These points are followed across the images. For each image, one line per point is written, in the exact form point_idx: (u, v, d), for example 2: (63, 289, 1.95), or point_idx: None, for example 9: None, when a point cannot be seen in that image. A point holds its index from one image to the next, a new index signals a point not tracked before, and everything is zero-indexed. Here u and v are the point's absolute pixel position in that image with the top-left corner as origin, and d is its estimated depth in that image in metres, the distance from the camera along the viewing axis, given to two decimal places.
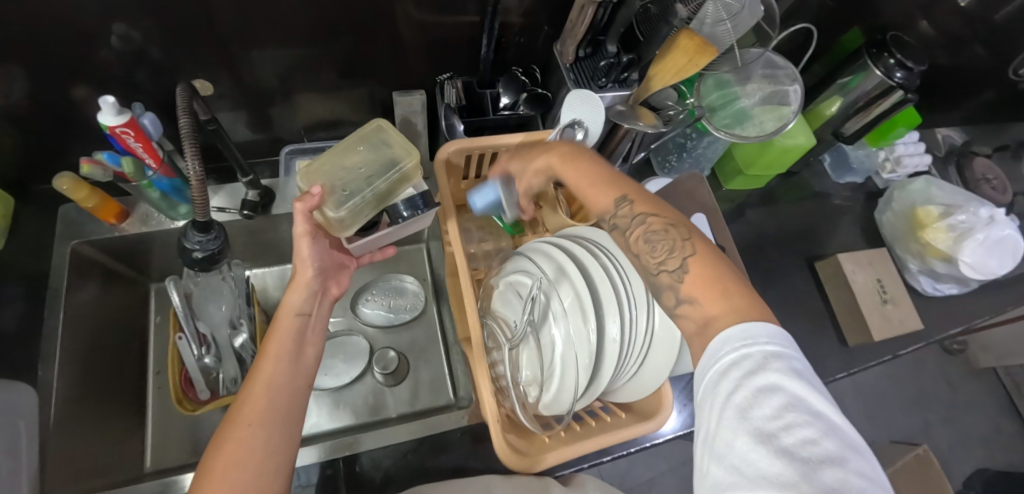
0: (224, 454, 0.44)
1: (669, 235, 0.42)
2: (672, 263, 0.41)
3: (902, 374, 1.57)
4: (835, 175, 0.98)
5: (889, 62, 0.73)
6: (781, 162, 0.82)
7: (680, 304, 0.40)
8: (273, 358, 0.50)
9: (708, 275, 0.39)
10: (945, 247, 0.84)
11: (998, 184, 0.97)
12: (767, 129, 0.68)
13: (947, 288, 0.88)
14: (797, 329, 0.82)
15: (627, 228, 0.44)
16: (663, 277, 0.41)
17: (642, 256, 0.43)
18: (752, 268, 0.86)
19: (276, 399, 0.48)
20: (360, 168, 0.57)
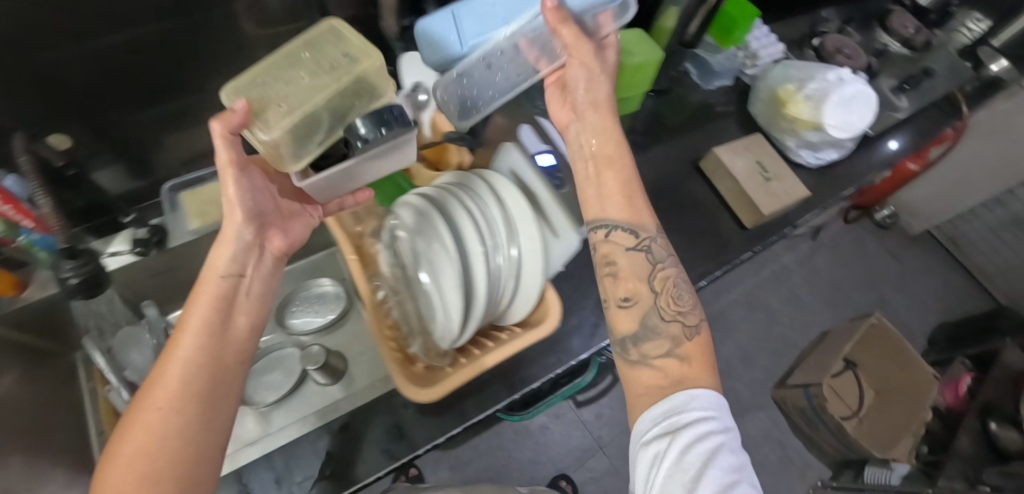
0: (137, 435, 0.41)
1: (692, 303, 0.53)
2: (688, 318, 0.51)
3: (849, 258, 1.67)
4: (704, 83, 1.04)
5: None
6: (639, 79, 0.87)
7: (664, 356, 0.49)
8: (194, 334, 0.46)
9: (702, 349, 0.50)
10: (811, 116, 0.89)
11: (850, 53, 1.04)
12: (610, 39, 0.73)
13: (829, 154, 0.94)
14: (698, 226, 0.87)
15: (656, 264, 0.53)
16: (673, 326, 0.51)
17: (659, 299, 0.52)
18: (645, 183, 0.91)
19: (196, 378, 0.44)
20: (302, 76, 0.51)
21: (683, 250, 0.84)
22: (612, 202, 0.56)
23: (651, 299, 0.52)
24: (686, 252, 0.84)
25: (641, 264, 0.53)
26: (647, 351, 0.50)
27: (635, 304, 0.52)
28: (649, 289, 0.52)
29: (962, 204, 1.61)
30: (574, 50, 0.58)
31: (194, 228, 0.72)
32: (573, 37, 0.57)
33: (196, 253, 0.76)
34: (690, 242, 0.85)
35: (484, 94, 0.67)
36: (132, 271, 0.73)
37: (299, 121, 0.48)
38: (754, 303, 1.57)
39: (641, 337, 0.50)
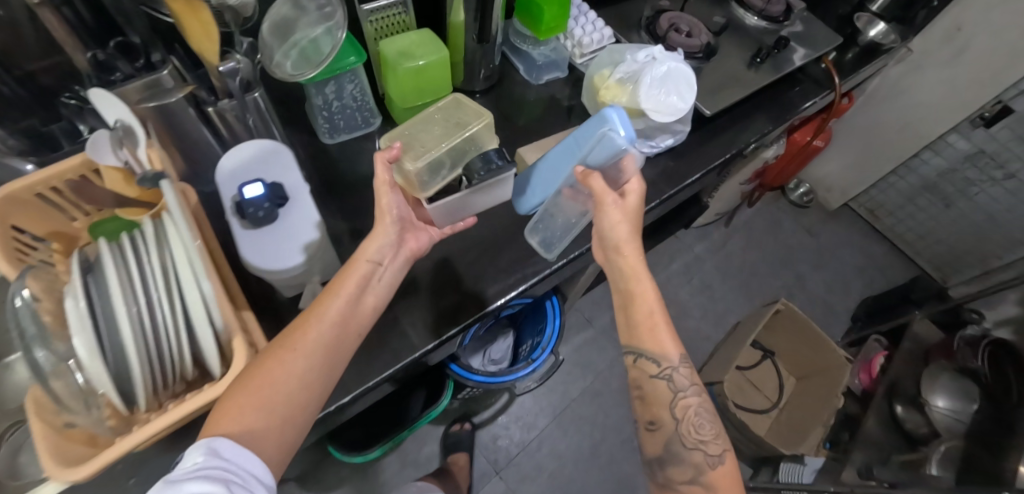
0: (281, 371, 0.49)
1: (712, 427, 0.64)
2: (711, 448, 0.63)
3: (767, 239, 1.66)
4: (532, 79, 0.95)
5: None
6: (432, 83, 0.79)
7: (691, 479, 0.62)
8: (343, 299, 0.54)
9: (731, 471, 0.62)
10: (627, 102, 0.80)
11: (689, 30, 0.96)
12: (337, 36, 0.62)
13: (662, 141, 0.85)
14: (511, 234, 0.79)
15: (676, 384, 0.64)
16: (696, 453, 0.63)
17: (680, 424, 0.64)
18: None
19: (332, 341, 0.53)
20: (436, 128, 0.70)
21: (484, 263, 0.76)
22: (656, 342, 0.65)
23: (672, 424, 0.65)
24: (488, 266, 0.76)
25: (664, 389, 0.65)
26: (676, 478, 0.63)
27: (658, 427, 0.65)
28: (671, 417, 0.65)
29: (877, 174, 1.63)
30: (602, 197, 0.65)
31: None
32: (600, 187, 0.65)
33: None
34: (493, 253, 0.77)
35: (562, 235, 0.79)
36: None
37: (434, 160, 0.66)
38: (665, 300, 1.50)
39: (673, 453, 0.64)
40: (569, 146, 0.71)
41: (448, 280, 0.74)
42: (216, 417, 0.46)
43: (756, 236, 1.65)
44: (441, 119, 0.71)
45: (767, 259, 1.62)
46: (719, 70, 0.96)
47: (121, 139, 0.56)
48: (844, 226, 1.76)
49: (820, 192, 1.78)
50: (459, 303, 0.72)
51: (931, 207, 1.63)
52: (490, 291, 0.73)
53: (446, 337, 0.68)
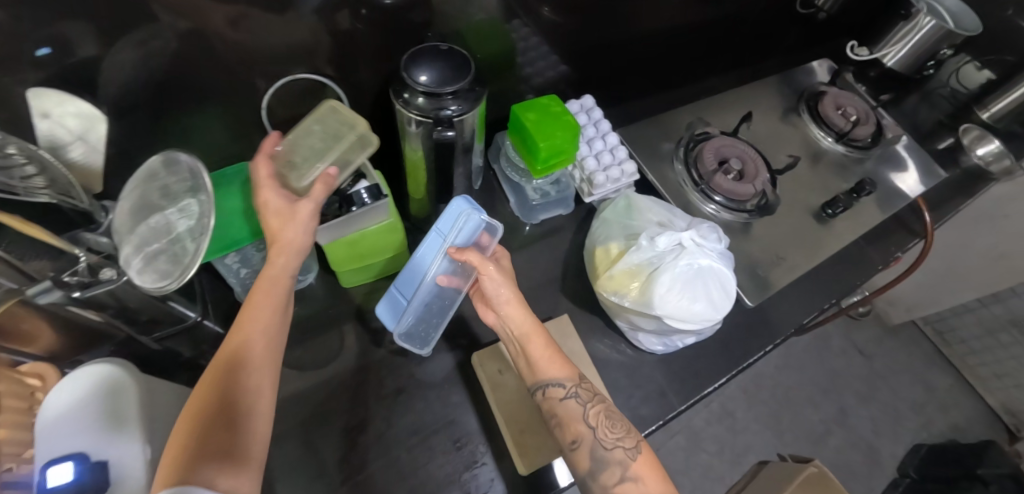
0: (215, 408, 0.41)
1: (622, 418, 0.52)
2: (626, 440, 0.49)
3: (806, 358, 1.42)
4: (524, 216, 0.73)
5: (418, 101, 0.48)
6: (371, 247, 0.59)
7: (622, 480, 0.47)
8: (271, 284, 0.47)
9: (652, 459, 0.49)
10: (636, 301, 0.57)
11: (737, 167, 0.74)
12: (206, 226, 0.43)
13: (682, 339, 0.61)
14: (454, 466, 0.58)
15: (588, 402, 0.51)
16: (617, 452, 0.48)
17: (598, 429, 0.50)
18: (385, 391, 0.62)
19: (264, 333, 0.45)
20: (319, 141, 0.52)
21: None
22: (546, 360, 0.53)
23: (591, 435, 0.49)
24: None
25: (575, 413, 0.50)
26: (604, 483, 0.47)
27: (581, 445, 0.49)
28: (587, 425, 0.50)
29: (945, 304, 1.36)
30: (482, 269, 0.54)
31: None
32: (477, 259, 0.53)
33: None
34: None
35: (434, 325, 0.63)
36: None
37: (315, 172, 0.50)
38: (675, 425, 1.29)
39: (598, 468, 0.48)
40: (432, 241, 0.59)
41: None
42: (179, 460, 0.38)
43: (793, 354, 1.42)
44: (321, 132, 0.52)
45: (804, 384, 1.38)
46: (767, 228, 0.74)
47: None
48: (903, 347, 1.50)
49: (879, 303, 1.51)
50: None
51: (1012, 345, 1.32)
52: None
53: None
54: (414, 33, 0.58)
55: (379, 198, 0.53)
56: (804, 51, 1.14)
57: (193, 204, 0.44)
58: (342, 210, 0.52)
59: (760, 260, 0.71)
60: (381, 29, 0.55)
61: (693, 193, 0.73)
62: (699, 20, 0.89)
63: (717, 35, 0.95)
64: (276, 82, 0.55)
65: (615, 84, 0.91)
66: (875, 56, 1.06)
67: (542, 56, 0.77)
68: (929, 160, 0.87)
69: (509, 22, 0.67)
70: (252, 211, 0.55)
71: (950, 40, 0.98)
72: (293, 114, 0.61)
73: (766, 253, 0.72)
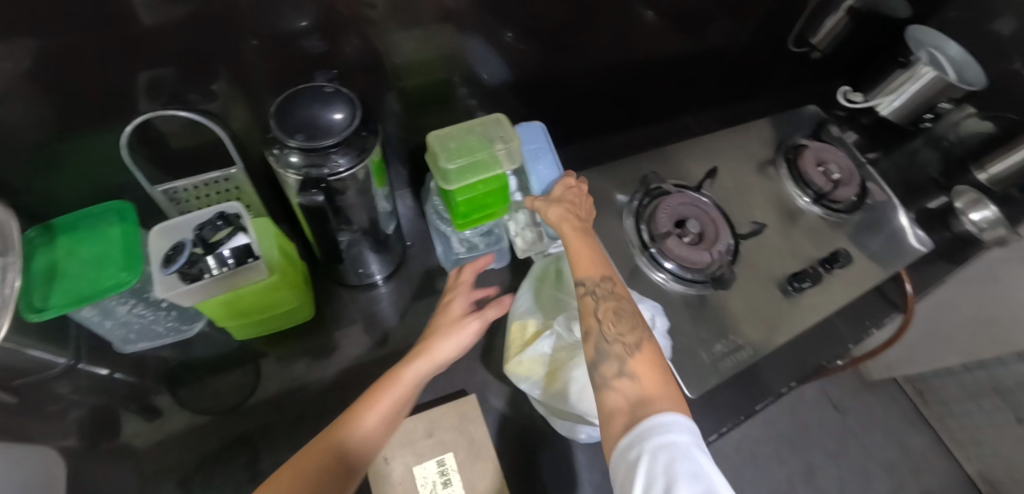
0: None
1: (635, 315, 0.47)
2: (629, 338, 0.45)
3: (777, 411, 1.35)
4: (451, 267, 0.66)
5: (290, 158, 0.41)
6: (255, 306, 0.53)
7: (618, 376, 0.42)
8: (395, 393, 0.45)
9: (654, 360, 0.43)
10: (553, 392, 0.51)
11: (694, 229, 0.66)
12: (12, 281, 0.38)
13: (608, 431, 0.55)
14: None
15: (604, 298, 0.47)
16: (616, 347, 0.44)
17: (603, 325, 0.46)
18: (261, 464, 0.54)
19: (350, 459, 0.41)
20: (498, 145, 0.56)
21: None
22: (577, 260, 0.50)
23: (598, 328, 0.45)
24: None
25: (587, 307, 0.47)
26: (603, 375, 0.42)
27: (587, 339, 0.45)
28: (596, 319, 0.46)
29: (928, 366, 1.27)
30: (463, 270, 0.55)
31: None
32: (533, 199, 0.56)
33: None
34: None
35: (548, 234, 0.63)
36: None
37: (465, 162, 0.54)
38: None
39: (595, 362, 0.43)
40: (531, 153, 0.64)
41: None
42: None
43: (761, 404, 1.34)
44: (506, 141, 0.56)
45: (772, 439, 1.31)
46: (722, 299, 0.66)
47: None
48: (881, 404, 1.42)
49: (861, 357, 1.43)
50: None
51: (997, 416, 1.23)
52: None
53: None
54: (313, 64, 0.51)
55: (247, 260, 0.46)
56: (796, 91, 1.06)
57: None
58: (210, 271, 0.45)
59: (709, 338, 0.63)
60: (268, 58, 0.48)
61: (641, 257, 0.65)
62: (674, 57, 0.82)
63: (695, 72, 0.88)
64: (142, 115, 0.47)
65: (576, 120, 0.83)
66: (870, 105, 0.98)
67: (491, 88, 0.69)
68: (914, 228, 0.79)
69: (442, 54, 0.59)
70: (109, 261, 0.48)
71: (951, 94, 0.90)
72: (178, 147, 0.53)
73: (718, 328, 0.64)
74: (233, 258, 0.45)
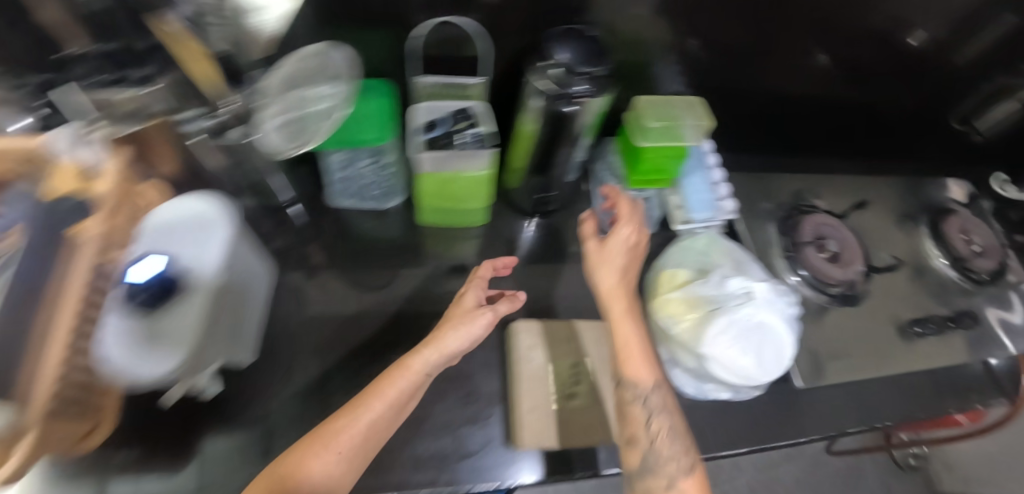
0: (313, 464, 0.41)
1: (686, 436, 0.50)
2: (682, 459, 0.48)
3: (826, 481, 1.30)
4: (603, 221, 0.75)
5: (549, 72, 0.52)
6: (460, 192, 0.62)
7: (669, 488, 0.47)
8: (405, 377, 0.48)
9: (703, 480, 0.48)
10: (687, 334, 0.57)
11: (831, 249, 0.71)
12: (327, 114, 0.52)
13: (715, 391, 0.62)
14: None
15: (657, 412, 0.50)
16: (670, 466, 0.48)
17: (655, 440, 0.49)
18: (422, 323, 0.65)
19: (356, 455, 0.43)
20: (691, 120, 0.65)
21: None
22: (631, 360, 0.51)
23: (648, 444, 0.49)
24: None
25: (637, 417, 0.50)
26: (648, 466, 0.48)
27: (633, 447, 0.49)
28: (644, 413, 0.50)
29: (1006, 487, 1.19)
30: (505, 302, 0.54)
31: None
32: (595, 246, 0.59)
33: None
34: None
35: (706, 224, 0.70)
36: None
37: (661, 124, 0.63)
38: None
39: (647, 471, 0.48)
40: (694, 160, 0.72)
41: None
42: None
43: (800, 455, 1.31)
44: (696, 120, 0.65)
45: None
46: (844, 321, 0.70)
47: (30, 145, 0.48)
48: None
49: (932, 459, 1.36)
50: None
51: None
52: None
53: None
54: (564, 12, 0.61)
55: (482, 147, 0.56)
56: (947, 166, 1.06)
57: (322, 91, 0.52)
58: (455, 144, 0.55)
59: (824, 350, 0.67)
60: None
61: (779, 259, 0.70)
62: (845, 97, 0.86)
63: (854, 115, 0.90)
64: None
65: (729, 126, 0.89)
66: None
67: (681, 79, 0.77)
68: None
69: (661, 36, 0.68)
70: (366, 122, 0.58)
71: None
72: None
73: (835, 344, 0.68)
74: (472, 142, 0.55)
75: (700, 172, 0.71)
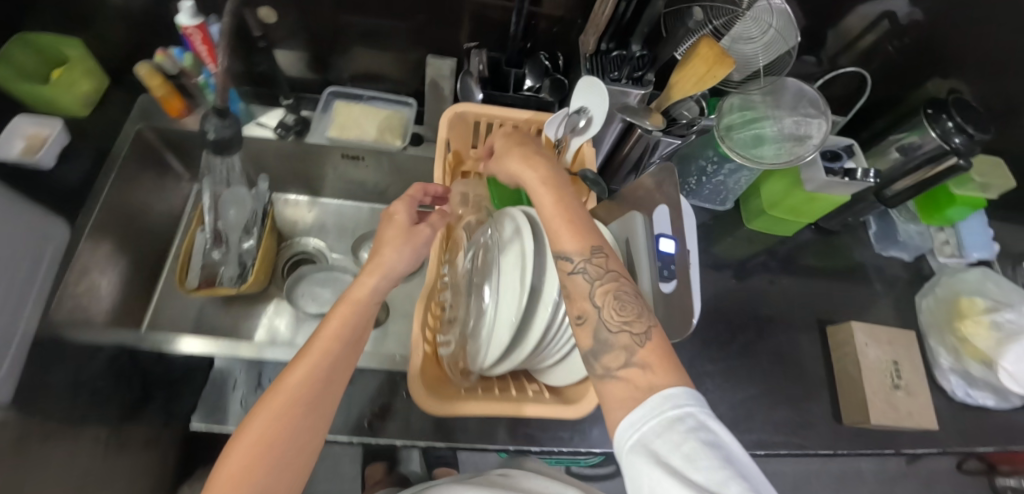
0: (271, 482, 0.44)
1: (638, 300, 0.41)
2: (637, 326, 0.40)
3: None
4: (878, 246, 0.90)
5: (947, 124, 0.67)
6: (810, 210, 0.77)
7: (625, 366, 0.38)
8: (348, 306, 0.49)
9: (664, 347, 0.39)
10: (986, 347, 0.75)
11: None
12: (788, 147, 0.63)
13: (982, 397, 0.78)
14: (794, 392, 0.74)
15: (597, 281, 0.42)
16: (622, 336, 0.39)
17: (606, 310, 0.41)
18: (755, 314, 0.80)
19: (343, 332, 0.48)
20: (1003, 181, 0.77)
21: (761, 405, 0.72)
22: (558, 233, 0.45)
23: (597, 315, 0.41)
24: (763, 411, 0.72)
25: (580, 289, 0.42)
26: (606, 365, 0.39)
27: (583, 324, 0.41)
28: (592, 304, 0.42)
29: None
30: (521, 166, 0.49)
31: (331, 136, 0.76)
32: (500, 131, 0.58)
33: (324, 157, 0.80)
34: (772, 403, 0.73)
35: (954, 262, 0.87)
36: (260, 148, 0.78)
37: (982, 184, 0.77)
38: None
39: (598, 351, 0.40)
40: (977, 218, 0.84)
41: (713, 399, 0.71)
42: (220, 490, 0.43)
43: None
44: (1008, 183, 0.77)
45: None
46: None
47: (576, 124, 0.63)
48: None
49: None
50: None
51: None
52: (752, 437, 0.70)
53: (562, 450, 0.64)
54: (925, 75, 0.75)
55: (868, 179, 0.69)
56: None
57: (790, 122, 0.64)
58: (847, 175, 0.70)
59: None
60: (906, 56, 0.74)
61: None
62: None
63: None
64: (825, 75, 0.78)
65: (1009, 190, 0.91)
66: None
67: None
68: None
69: None
70: None
71: None
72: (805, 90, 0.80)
73: None
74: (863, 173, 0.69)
75: (982, 217, 0.82)
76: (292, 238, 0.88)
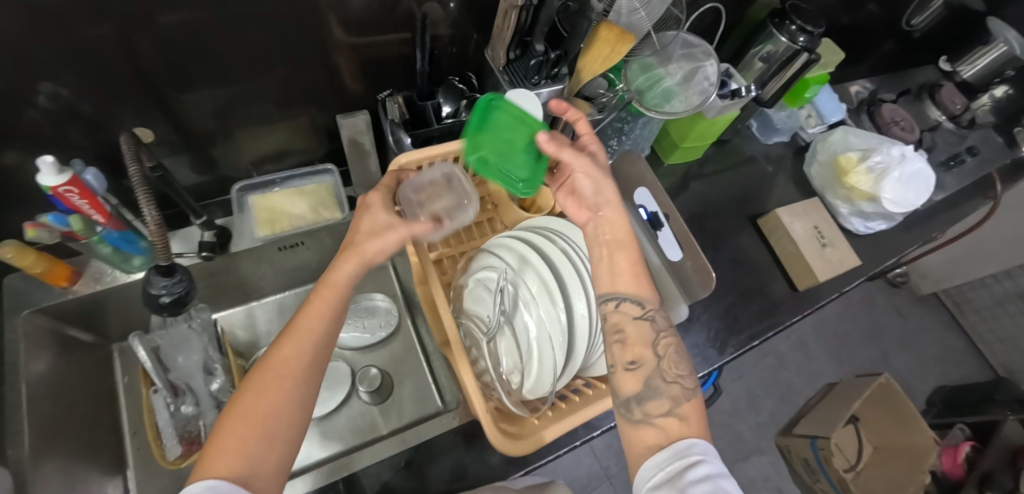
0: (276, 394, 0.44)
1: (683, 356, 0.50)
2: (686, 380, 0.48)
3: (856, 309, 1.70)
4: (762, 136, 1.06)
5: (791, 28, 0.79)
6: (710, 133, 0.88)
7: (664, 414, 0.45)
8: (333, 289, 0.50)
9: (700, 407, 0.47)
10: (868, 188, 0.92)
11: (905, 125, 1.07)
12: (691, 92, 0.74)
13: (877, 225, 0.97)
14: (755, 285, 0.87)
15: (661, 331, 0.50)
16: (672, 387, 0.47)
17: (662, 360, 0.49)
18: (702, 233, 0.91)
19: (330, 307, 0.49)
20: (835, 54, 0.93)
21: (738, 307, 0.84)
22: (621, 277, 0.51)
23: (655, 362, 0.48)
24: (741, 310, 0.84)
25: (643, 337, 0.49)
26: (648, 410, 0.46)
27: (640, 368, 0.48)
28: (652, 352, 0.49)
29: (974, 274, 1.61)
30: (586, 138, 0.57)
31: (262, 235, 0.70)
32: (570, 157, 0.54)
33: (257, 258, 0.74)
34: (745, 301, 0.85)
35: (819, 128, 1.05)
36: None
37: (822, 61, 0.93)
38: (765, 347, 1.60)
39: (645, 396, 0.47)
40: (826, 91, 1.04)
41: (704, 319, 0.81)
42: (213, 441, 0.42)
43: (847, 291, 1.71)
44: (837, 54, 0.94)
45: (852, 330, 1.66)
46: None
47: None
48: (941, 315, 1.76)
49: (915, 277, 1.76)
50: (721, 340, 0.80)
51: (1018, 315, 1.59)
52: (744, 335, 0.82)
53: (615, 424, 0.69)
54: None
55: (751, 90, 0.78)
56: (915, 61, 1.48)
57: (686, 70, 0.76)
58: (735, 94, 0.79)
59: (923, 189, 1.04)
60: None
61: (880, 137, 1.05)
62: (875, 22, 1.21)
63: (914, 40, 1.16)
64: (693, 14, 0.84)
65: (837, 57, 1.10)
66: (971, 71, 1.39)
67: None
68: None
69: None
70: None
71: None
72: None
73: None
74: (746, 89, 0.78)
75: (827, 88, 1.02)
76: (251, 351, 0.81)
